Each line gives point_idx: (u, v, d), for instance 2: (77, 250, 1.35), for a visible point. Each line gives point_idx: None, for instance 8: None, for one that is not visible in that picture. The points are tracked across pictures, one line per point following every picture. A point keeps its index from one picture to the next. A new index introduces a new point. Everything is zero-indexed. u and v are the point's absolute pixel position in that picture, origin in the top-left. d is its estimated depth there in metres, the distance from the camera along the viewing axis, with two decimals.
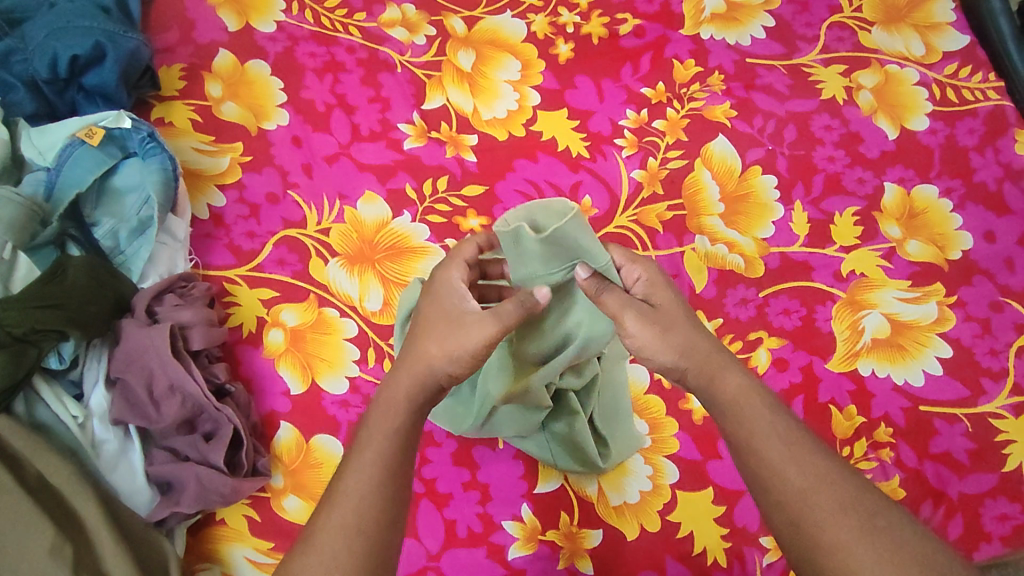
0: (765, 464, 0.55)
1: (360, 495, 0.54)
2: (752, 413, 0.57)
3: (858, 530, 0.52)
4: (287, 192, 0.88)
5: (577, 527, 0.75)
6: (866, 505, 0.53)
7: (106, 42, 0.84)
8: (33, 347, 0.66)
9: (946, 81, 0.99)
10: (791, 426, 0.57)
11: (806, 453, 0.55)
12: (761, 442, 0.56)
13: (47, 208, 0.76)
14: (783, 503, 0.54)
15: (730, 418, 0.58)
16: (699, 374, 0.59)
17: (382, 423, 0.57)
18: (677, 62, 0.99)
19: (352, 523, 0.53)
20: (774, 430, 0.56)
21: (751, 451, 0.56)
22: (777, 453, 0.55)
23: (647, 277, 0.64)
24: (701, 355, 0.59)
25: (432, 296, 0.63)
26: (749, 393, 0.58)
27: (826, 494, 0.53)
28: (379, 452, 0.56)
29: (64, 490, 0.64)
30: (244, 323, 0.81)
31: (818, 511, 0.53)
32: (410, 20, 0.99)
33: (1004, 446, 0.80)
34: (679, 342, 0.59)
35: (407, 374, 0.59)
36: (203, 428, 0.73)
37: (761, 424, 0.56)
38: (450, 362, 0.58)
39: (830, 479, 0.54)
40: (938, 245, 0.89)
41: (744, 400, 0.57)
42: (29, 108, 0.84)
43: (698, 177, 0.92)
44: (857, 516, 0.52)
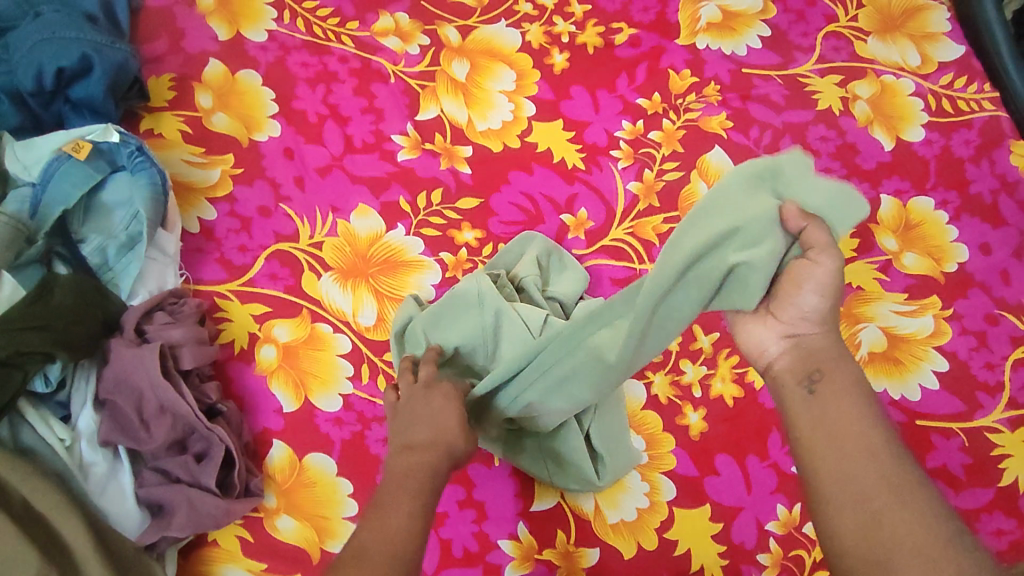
0: (847, 458, 0.56)
1: (393, 522, 0.58)
2: (842, 410, 0.59)
3: (928, 540, 0.52)
4: (279, 206, 0.87)
5: (573, 545, 0.74)
6: (941, 521, 0.53)
7: (93, 54, 0.82)
8: (19, 370, 0.65)
9: (942, 91, 0.99)
10: (881, 438, 0.57)
11: (887, 462, 0.56)
12: (845, 429, 0.58)
13: (33, 225, 0.74)
14: (860, 497, 0.54)
15: (820, 411, 0.59)
16: (810, 357, 0.61)
17: (406, 470, 0.62)
18: (672, 72, 0.98)
19: (389, 544, 0.56)
20: (863, 431, 0.57)
21: (835, 445, 0.57)
22: (857, 449, 0.57)
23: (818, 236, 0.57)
24: (838, 341, 0.61)
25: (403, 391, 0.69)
26: (846, 396, 0.59)
27: (897, 501, 0.54)
28: (410, 489, 0.60)
29: (52, 516, 0.63)
30: (235, 339, 0.80)
31: (888, 513, 0.53)
32: (403, 29, 0.98)
33: (1000, 460, 0.80)
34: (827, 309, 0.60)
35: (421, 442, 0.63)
36: (194, 448, 0.72)
37: (850, 422, 0.58)
38: (441, 436, 0.64)
39: (905, 488, 0.54)
40: (934, 257, 0.89)
41: (845, 397, 0.59)
42: (14, 121, 0.83)
43: (694, 189, 0.91)
44: (931, 528, 0.52)
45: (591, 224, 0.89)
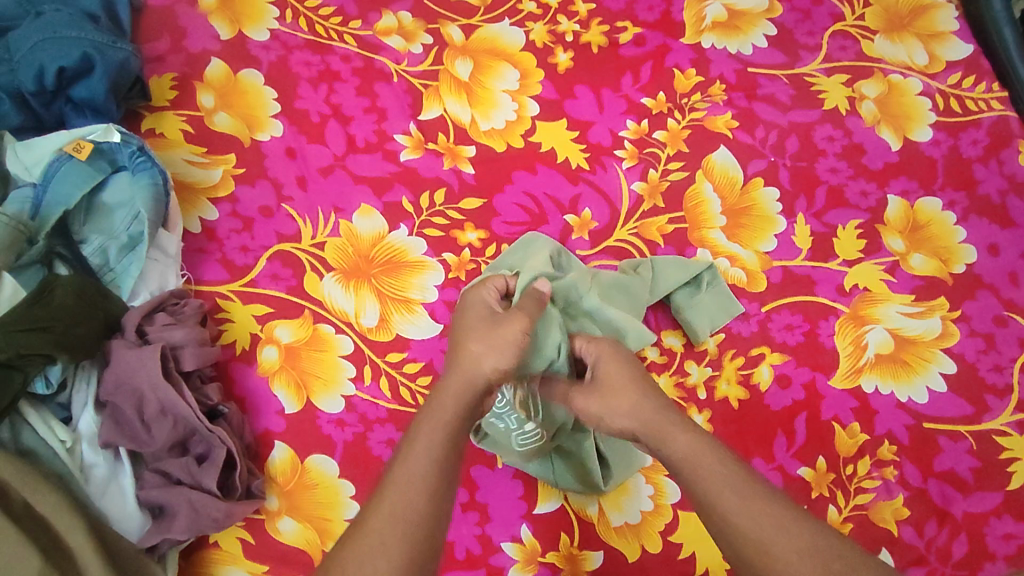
0: (725, 515, 0.57)
1: (409, 487, 0.58)
2: (707, 466, 0.59)
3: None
4: (281, 206, 0.86)
5: (577, 548, 0.73)
6: (825, 549, 0.54)
7: (94, 53, 0.82)
8: (19, 372, 0.65)
9: (950, 90, 0.98)
10: (746, 479, 0.59)
11: (758, 504, 0.57)
12: (705, 487, 0.58)
13: (34, 226, 0.74)
14: (742, 553, 0.56)
15: (688, 475, 0.60)
16: (651, 438, 0.64)
17: (433, 420, 0.63)
18: (677, 71, 0.97)
19: (403, 511, 0.57)
20: (729, 481, 0.58)
21: (706, 503, 0.58)
22: (732, 505, 0.57)
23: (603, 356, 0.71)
24: (651, 416, 0.65)
25: (468, 308, 0.74)
26: (701, 447, 0.61)
27: (778, 540, 0.55)
28: (431, 443, 0.61)
29: (53, 520, 0.63)
30: (237, 340, 0.80)
31: (772, 553, 0.55)
32: (406, 28, 0.97)
33: (1009, 464, 0.79)
34: (619, 405, 0.67)
35: (455, 381, 0.66)
36: (195, 450, 0.72)
37: (713, 478, 0.59)
38: (496, 356, 0.67)
39: (790, 525, 0.55)
40: (942, 259, 0.88)
41: (695, 457, 0.60)
42: (16, 121, 0.82)
43: (699, 189, 0.91)
44: (815, 562, 0.54)
45: (595, 225, 0.88)
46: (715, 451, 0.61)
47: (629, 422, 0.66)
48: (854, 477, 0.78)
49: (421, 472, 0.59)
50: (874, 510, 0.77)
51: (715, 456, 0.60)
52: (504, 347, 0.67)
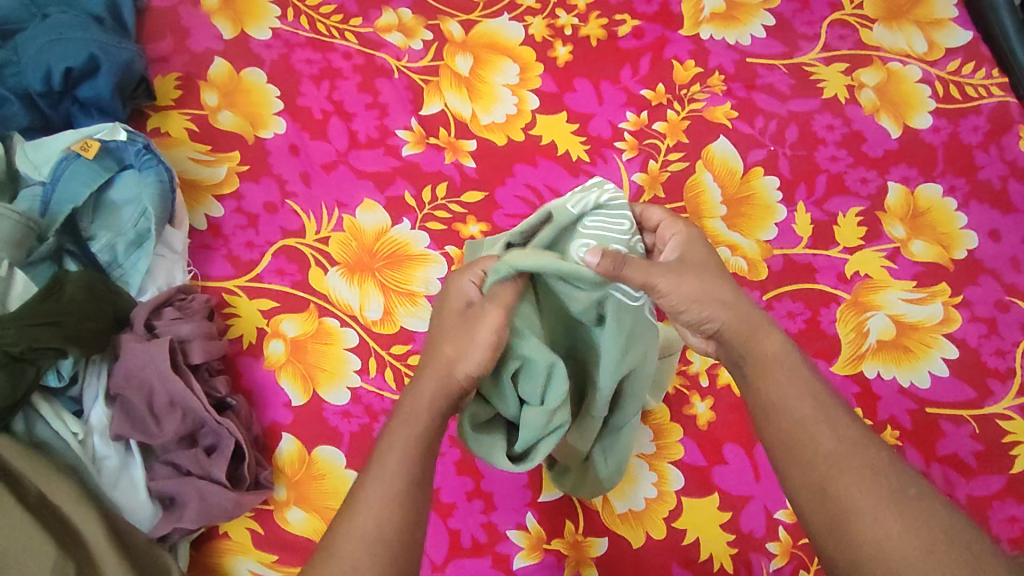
0: (789, 417, 0.55)
1: (380, 507, 0.51)
2: (781, 370, 0.57)
3: (885, 501, 0.50)
4: (285, 202, 0.87)
5: (582, 535, 0.74)
6: (896, 475, 0.51)
7: (100, 54, 0.83)
8: (31, 365, 0.66)
9: (949, 77, 0.98)
10: (822, 390, 0.56)
11: (838, 419, 0.54)
12: (777, 386, 0.56)
13: (43, 222, 0.75)
14: (810, 466, 0.53)
15: (755, 369, 0.57)
16: (736, 336, 0.58)
17: (403, 431, 0.55)
18: (677, 62, 0.98)
19: (374, 534, 0.50)
20: (803, 394, 0.55)
21: (770, 403, 0.56)
22: (803, 417, 0.54)
23: (683, 236, 0.65)
24: (744, 312, 0.58)
25: (450, 295, 0.62)
26: (781, 354, 0.57)
27: (855, 460, 0.52)
28: (404, 458, 0.53)
29: (66, 509, 0.64)
30: (243, 334, 0.81)
31: (846, 478, 0.51)
32: (406, 25, 0.98)
33: (1012, 447, 0.79)
34: (717, 293, 0.59)
35: (430, 381, 0.58)
36: (204, 441, 0.73)
37: (793, 389, 0.56)
38: (467, 361, 0.58)
39: (862, 446, 0.53)
40: (943, 245, 0.88)
41: (779, 361, 0.57)
42: (24, 122, 0.83)
43: (700, 179, 0.91)
44: (884, 486, 0.51)
45: None
46: (795, 358, 0.57)
47: (720, 313, 0.58)
48: None
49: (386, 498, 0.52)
50: None
51: (792, 361, 0.57)
52: (478, 348, 0.58)
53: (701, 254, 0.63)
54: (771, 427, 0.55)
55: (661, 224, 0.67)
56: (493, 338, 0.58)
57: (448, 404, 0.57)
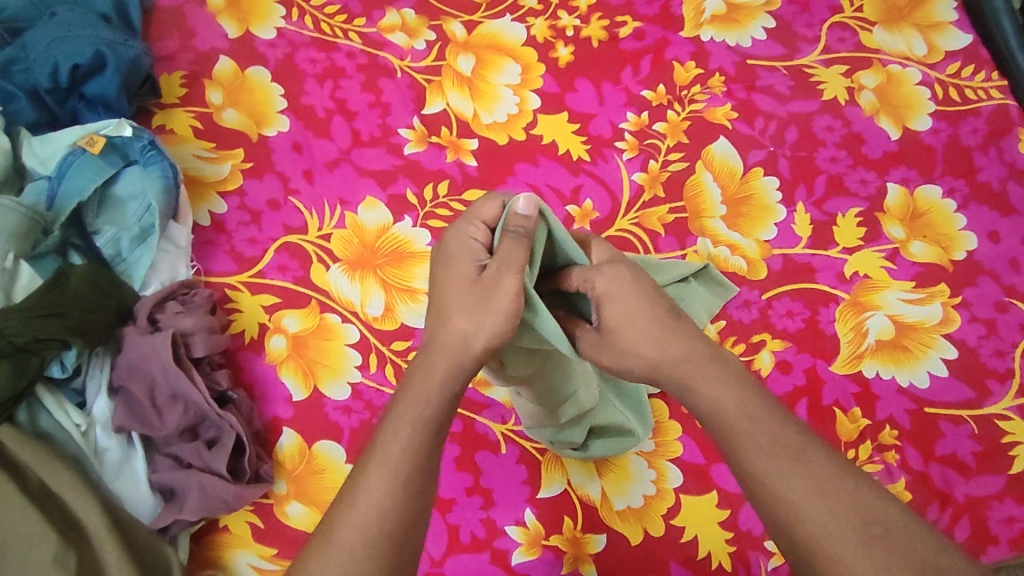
0: (754, 460, 0.52)
1: (373, 495, 0.51)
2: (741, 412, 0.54)
3: (856, 544, 0.48)
4: (288, 199, 0.88)
5: (580, 532, 0.74)
6: (869, 517, 0.49)
7: (106, 51, 0.84)
8: (36, 356, 0.67)
9: (949, 80, 0.98)
10: (785, 428, 0.53)
11: (801, 460, 0.52)
12: (736, 430, 0.53)
13: (49, 216, 0.76)
14: (775, 513, 0.51)
15: (705, 406, 0.55)
16: (677, 383, 0.57)
17: (407, 411, 0.54)
18: (677, 64, 0.99)
19: (367, 523, 0.50)
20: (767, 435, 0.53)
21: (733, 449, 0.53)
22: (765, 464, 0.52)
23: (602, 291, 0.59)
24: (672, 364, 0.57)
25: (452, 262, 0.60)
26: (732, 393, 0.55)
27: (824, 507, 0.50)
28: (404, 440, 0.52)
29: (68, 499, 0.65)
30: (245, 330, 0.81)
31: (817, 527, 0.49)
32: (409, 25, 0.99)
33: (1011, 448, 0.79)
34: (637, 356, 0.58)
35: (441, 353, 0.56)
36: (205, 435, 0.73)
37: (749, 435, 0.53)
38: (481, 330, 0.56)
39: (829, 487, 0.50)
40: (942, 246, 0.89)
41: (731, 404, 0.55)
42: (30, 117, 0.84)
43: (700, 179, 0.92)
44: (853, 525, 0.49)
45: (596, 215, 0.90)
46: (750, 395, 0.55)
47: (641, 372, 0.59)
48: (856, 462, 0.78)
49: (382, 486, 0.51)
50: None
51: (744, 393, 0.55)
52: (496, 311, 0.56)
53: (633, 297, 0.59)
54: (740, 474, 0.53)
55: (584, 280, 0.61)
56: (511, 306, 0.56)
57: (457, 386, 0.55)
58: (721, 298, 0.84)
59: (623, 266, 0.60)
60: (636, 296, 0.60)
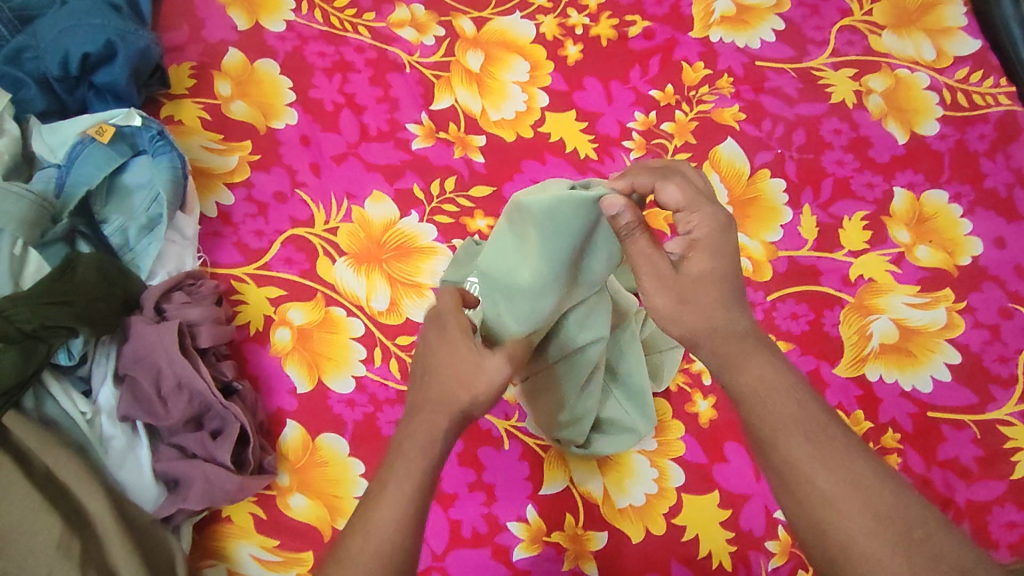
0: (789, 446, 0.53)
1: (388, 521, 0.53)
2: (782, 400, 0.55)
3: (890, 541, 0.48)
4: (295, 191, 0.88)
5: (581, 529, 0.74)
6: (903, 515, 0.49)
7: (117, 41, 0.84)
8: (43, 343, 0.67)
9: (957, 85, 0.98)
10: (824, 420, 0.54)
11: (836, 454, 0.52)
12: (774, 415, 0.54)
13: (58, 204, 0.76)
14: (807, 502, 0.51)
15: (744, 386, 0.57)
16: (717, 355, 0.59)
17: (412, 451, 0.56)
18: (686, 64, 0.99)
19: (383, 541, 0.52)
20: (802, 424, 0.54)
21: (768, 434, 0.54)
22: (802, 452, 0.52)
23: (698, 235, 0.61)
24: (721, 335, 0.59)
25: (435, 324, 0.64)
26: (774, 379, 0.56)
27: (855, 501, 0.50)
28: (411, 472, 0.55)
29: (73, 486, 0.65)
30: (251, 322, 0.82)
31: (846, 520, 0.50)
32: (419, 21, 0.99)
33: (1012, 453, 0.79)
34: (699, 305, 0.59)
35: (433, 407, 0.58)
36: (209, 425, 0.73)
37: (785, 422, 0.54)
38: (462, 386, 0.59)
39: (864, 484, 0.51)
40: (947, 251, 0.89)
41: (764, 391, 0.56)
42: (40, 105, 0.84)
43: (706, 180, 0.92)
44: (892, 526, 0.49)
45: None
46: (788, 387, 0.56)
47: (695, 324, 0.59)
48: None
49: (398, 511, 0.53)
50: None
51: (784, 381, 0.56)
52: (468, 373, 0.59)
53: (711, 252, 0.60)
54: (773, 461, 0.53)
55: (684, 211, 0.61)
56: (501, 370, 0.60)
57: (450, 426, 0.58)
58: None
59: (721, 216, 0.61)
60: (714, 255, 0.60)
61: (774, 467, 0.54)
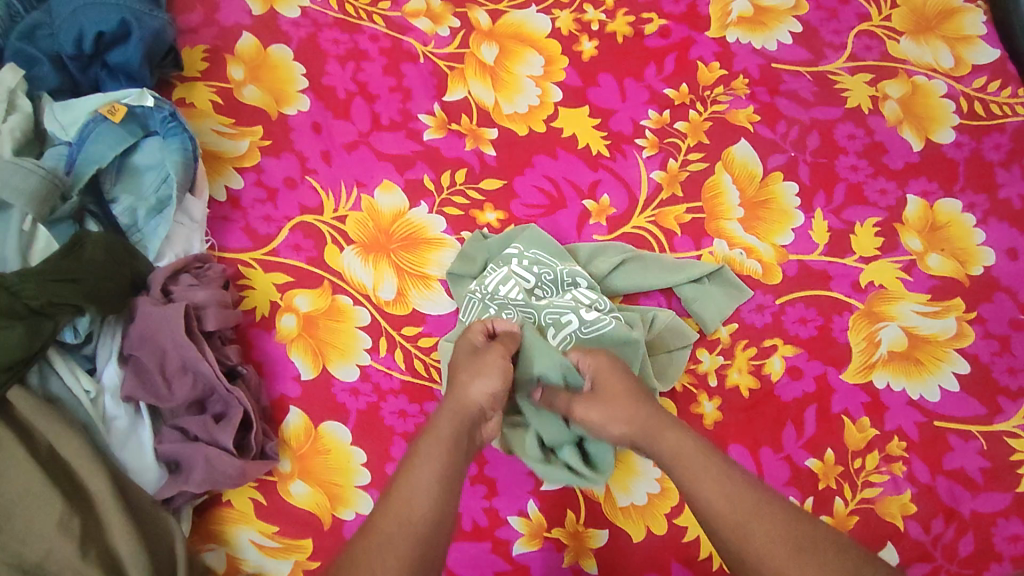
0: (728, 526, 0.56)
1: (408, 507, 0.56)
2: (715, 479, 0.58)
3: (789, 554, 0.55)
4: (305, 178, 0.88)
5: (583, 526, 0.74)
6: (795, 529, 0.56)
7: (132, 20, 0.83)
8: (49, 320, 0.66)
9: (974, 94, 0.98)
10: (724, 464, 0.60)
11: (737, 487, 0.58)
12: (703, 491, 0.58)
13: (68, 181, 0.75)
14: (726, 538, 0.56)
15: (682, 472, 0.60)
16: (644, 433, 0.64)
17: (432, 445, 0.60)
18: (701, 64, 0.98)
19: (407, 516, 0.55)
20: (710, 470, 0.59)
21: (709, 517, 0.58)
22: (712, 493, 0.58)
23: (596, 365, 0.69)
24: (641, 416, 0.64)
25: (461, 355, 0.68)
26: (686, 441, 0.62)
27: (757, 523, 0.56)
28: (432, 472, 0.58)
29: (75, 464, 0.65)
30: (257, 307, 0.81)
31: (754, 543, 0.55)
32: (434, 11, 0.98)
33: (1019, 466, 0.79)
34: (620, 415, 0.65)
35: (450, 413, 0.63)
36: (213, 408, 0.73)
37: (695, 471, 0.59)
38: (484, 393, 0.64)
39: (764, 508, 0.57)
40: (959, 260, 0.88)
41: (682, 451, 0.61)
42: (53, 83, 0.84)
43: (718, 180, 0.91)
44: (787, 541, 0.55)
45: (613, 211, 0.89)
46: (694, 442, 0.62)
47: (626, 427, 0.65)
48: (862, 472, 0.78)
49: (429, 485, 0.57)
50: (881, 504, 0.77)
51: (704, 452, 0.61)
52: (490, 375, 0.65)
53: (612, 370, 0.68)
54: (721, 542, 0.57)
55: (581, 357, 0.70)
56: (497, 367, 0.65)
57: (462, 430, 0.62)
58: (733, 300, 0.84)
59: (608, 356, 0.69)
60: (614, 369, 0.68)
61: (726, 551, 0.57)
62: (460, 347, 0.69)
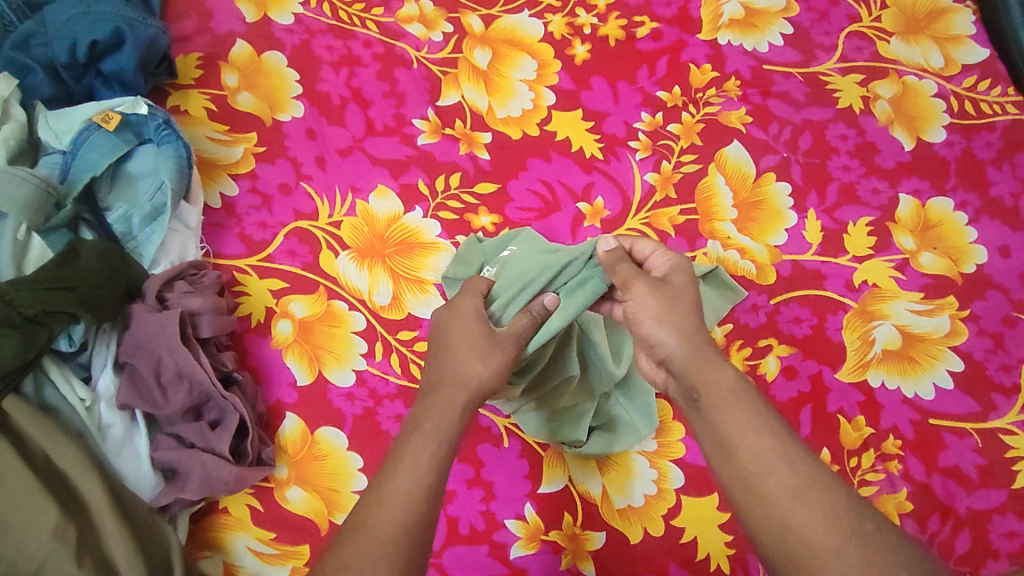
0: (775, 487, 0.53)
1: (399, 498, 0.54)
2: (759, 443, 0.55)
3: (843, 536, 0.50)
4: (299, 184, 0.88)
5: (580, 528, 0.74)
6: (851, 510, 0.52)
7: (125, 29, 0.84)
8: (44, 328, 0.66)
9: (964, 93, 0.98)
10: (780, 426, 0.56)
11: (791, 452, 0.54)
12: (755, 447, 0.55)
13: (62, 189, 0.76)
14: (770, 502, 0.53)
15: (732, 419, 0.56)
16: (689, 364, 0.60)
17: (433, 430, 0.58)
18: (693, 66, 0.98)
19: (406, 509, 0.54)
20: (765, 426, 0.56)
21: (756, 474, 0.54)
22: (764, 450, 0.54)
23: (672, 263, 0.69)
24: (697, 344, 0.61)
25: (457, 317, 0.66)
26: (740, 391, 0.58)
27: (811, 496, 0.52)
28: (430, 456, 0.57)
29: (71, 473, 0.65)
30: (252, 313, 0.81)
31: (801, 513, 0.52)
32: (427, 16, 0.99)
33: (1014, 463, 0.79)
34: (678, 322, 0.62)
35: (455, 389, 0.61)
36: (209, 415, 0.73)
37: (748, 423, 0.56)
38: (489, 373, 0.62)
39: (818, 481, 0.53)
40: (952, 258, 0.88)
41: (733, 397, 0.57)
42: (46, 92, 0.84)
43: (712, 182, 0.92)
44: (841, 521, 0.51)
45: (607, 213, 0.89)
46: (747, 394, 0.58)
47: (675, 339, 0.61)
48: (858, 470, 0.78)
49: (423, 471, 0.56)
50: (877, 502, 0.77)
51: (747, 407, 0.57)
52: (499, 364, 0.63)
53: (688, 275, 0.67)
54: (756, 509, 0.53)
55: (655, 252, 0.71)
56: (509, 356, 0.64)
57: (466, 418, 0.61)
58: (728, 300, 0.82)
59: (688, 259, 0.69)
60: (687, 276, 0.67)
61: (763, 516, 0.53)
62: (462, 317, 0.66)
